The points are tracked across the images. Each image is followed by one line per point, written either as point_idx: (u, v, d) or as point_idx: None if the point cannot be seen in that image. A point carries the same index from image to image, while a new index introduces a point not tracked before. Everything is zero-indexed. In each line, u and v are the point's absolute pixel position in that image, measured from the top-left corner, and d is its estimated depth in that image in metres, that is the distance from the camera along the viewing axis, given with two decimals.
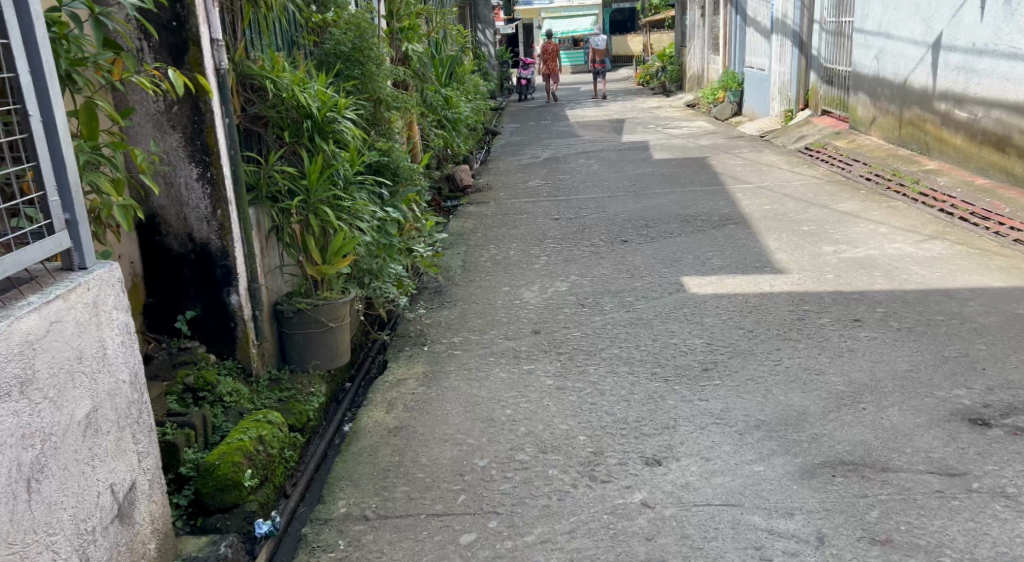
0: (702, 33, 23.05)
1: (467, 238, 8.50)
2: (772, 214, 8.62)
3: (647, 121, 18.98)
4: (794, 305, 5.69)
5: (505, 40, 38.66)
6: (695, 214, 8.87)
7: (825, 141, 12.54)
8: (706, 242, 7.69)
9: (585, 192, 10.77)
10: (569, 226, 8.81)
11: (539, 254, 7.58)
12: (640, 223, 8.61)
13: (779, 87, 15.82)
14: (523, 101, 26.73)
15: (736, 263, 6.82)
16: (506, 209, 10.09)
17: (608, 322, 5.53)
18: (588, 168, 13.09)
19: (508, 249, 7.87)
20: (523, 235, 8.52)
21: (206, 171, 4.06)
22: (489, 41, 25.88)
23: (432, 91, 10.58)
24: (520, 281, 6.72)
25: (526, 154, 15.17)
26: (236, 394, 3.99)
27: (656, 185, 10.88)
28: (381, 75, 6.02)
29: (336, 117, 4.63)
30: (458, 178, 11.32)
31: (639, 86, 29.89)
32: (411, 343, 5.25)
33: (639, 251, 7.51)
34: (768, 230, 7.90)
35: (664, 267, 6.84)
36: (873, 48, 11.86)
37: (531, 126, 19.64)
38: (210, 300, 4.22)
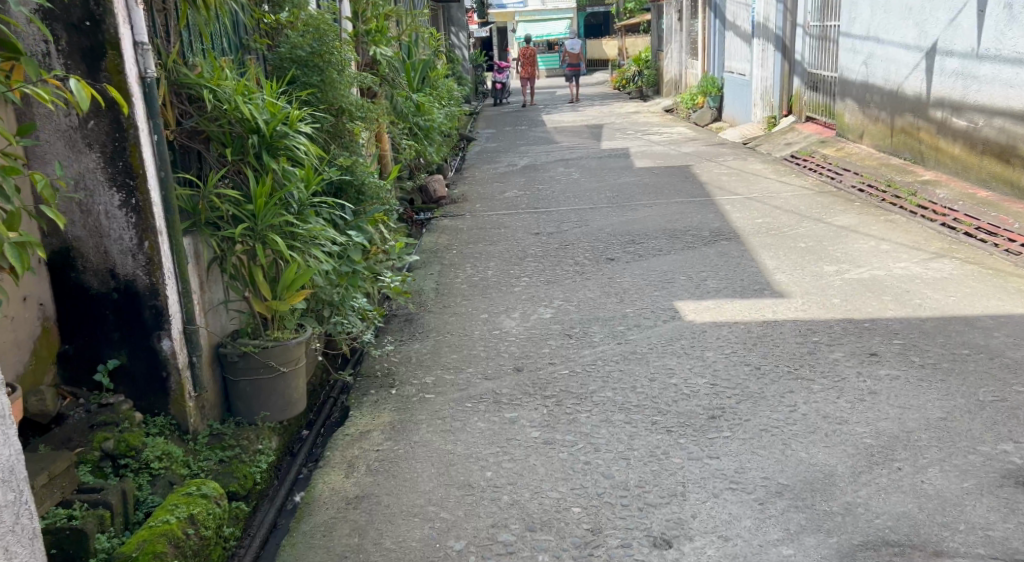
0: (680, 36, 22.55)
1: (442, 256, 7.92)
2: (765, 229, 8.10)
3: (626, 127, 18.48)
4: (801, 334, 5.15)
5: (479, 44, 38.12)
6: (683, 228, 8.34)
7: (812, 149, 12.04)
8: (698, 260, 7.16)
9: (566, 203, 10.22)
10: (550, 242, 8.26)
11: (519, 275, 7.00)
12: (625, 239, 8.06)
13: (762, 93, 15.32)
14: (498, 105, 26.20)
15: (732, 284, 6.29)
16: (483, 223, 9.53)
17: (599, 357, 4.95)
18: (568, 176, 12.57)
19: (485, 269, 7.29)
20: (501, 252, 7.95)
21: (130, 197, 3.48)
22: (464, 45, 25.33)
23: (403, 97, 10.01)
24: (498, 307, 6.11)
25: (502, 162, 14.64)
26: (166, 457, 3.44)
27: (640, 196, 10.35)
28: (344, 82, 5.46)
29: (287, 131, 4.05)
30: (432, 190, 10.71)
31: (616, 90, 29.36)
32: (377, 386, 4.66)
33: (627, 270, 6.96)
34: (763, 246, 7.38)
35: (655, 289, 6.29)
36: (861, 53, 11.36)
37: (507, 132, 19.12)
38: (136, 346, 3.64)
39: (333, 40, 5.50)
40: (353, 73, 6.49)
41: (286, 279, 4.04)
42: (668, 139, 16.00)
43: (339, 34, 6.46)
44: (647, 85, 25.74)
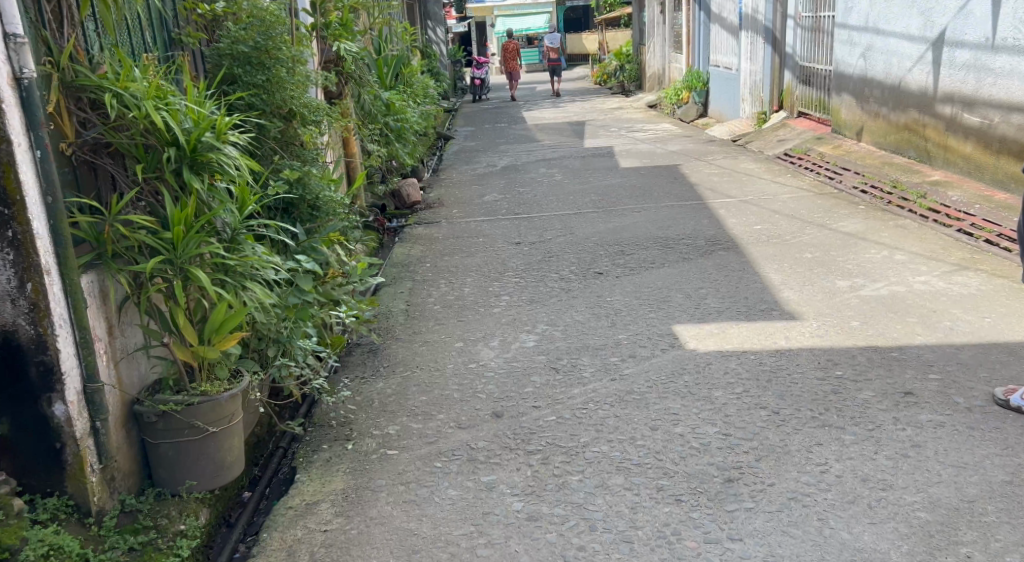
0: (663, 29, 21.85)
1: (413, 271, 7.24)
2: (765, 236, 7.46)
3: (609, 124, 17.78)
4: (820, 366, 4.50)
5: (457, 38, 37.38)
6: (676, 237, 7.68)
7: (808, 147, 11.39)
8: (694, 273, 6.50)
9: (548, 208, 9.55)
10: (532, 253, 7.59)
11: (499, 294, 6.32)
12: (614, 250, 7.40)
13: (751, 87, 14.66)
14: (476, 102, 25.48)
15: (736, 303, 5.65)
16: (458, 230, 8.85)
17: (591, 399, 4.26)
18: (550, 177, 11.89)
19: (460, 286, 6.61)
20: (478, 266, 7.27)
21: (8, 230, 2.82)
22: (441, 40, 24.59)
23: (371, 96, 9.30)
24: (474, 334, 5.41)
25: (481, 162, 13.96)
26: (54, 554, 2.84)
27: (626, 200, 9.70)
28: (293, 81, 4.79)
29: (215, 143, 3.37)
30: (405, 194, 10.05)
31: (597, 85, 28.69)
32: (330, 440, 3.98)
33: (618, 287, 6.30)
34: (764, 257, 6.73)
35: (650, 310, 5.63)
36: (858, 45, 10.72)
37: (486, 130, 18.46)
38: (21, 411, 2.99)
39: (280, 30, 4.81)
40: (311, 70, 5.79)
41: (215, 321, 3.39)
42: (654, 136, 15.34)
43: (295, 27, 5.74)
44: (629, 79, 25.06)
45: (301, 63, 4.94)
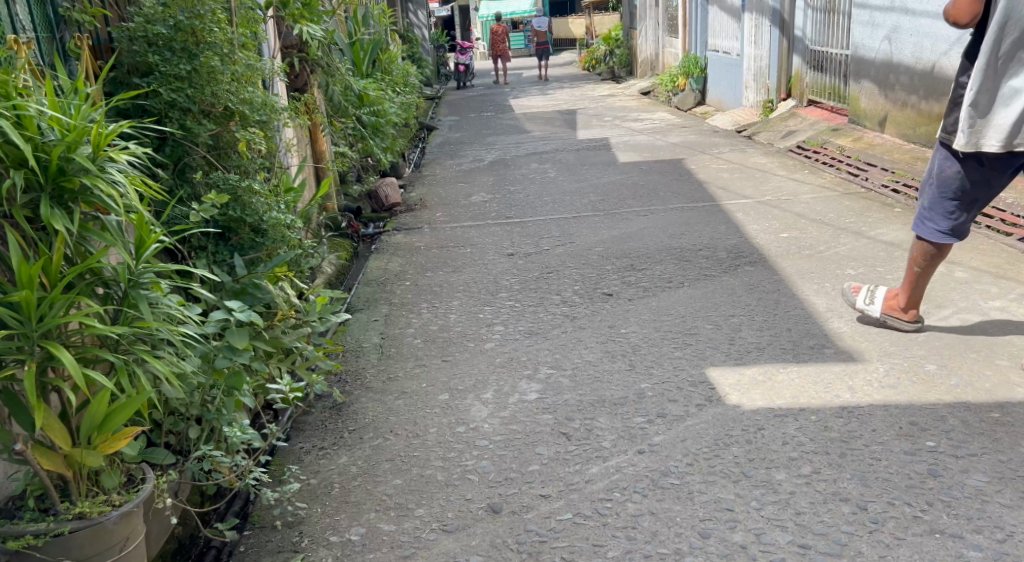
0: (655, 12, 20.88)
1: (392, 295, 6.30)
2: (793, 246, 6.51)
3: (602, 112, 16.79)
4: (902, 432, 3.48)
5: (441, 22, 36.36)
6: (693, 249, 6.73)
7: (823, 139, 10.39)
8: (720, 295, 5.54)
9: (543, 213, 8.65)
10: (527, 270, 6.69)
11: (491, 326, 5.37)
12: (622, 266, 6.47)
13: (755, 74, 13.67)
14: (462, 88, 24.48)
15: (777, 337, 4.67)
16: (443, 239, 8.02)
17: (615, 486, 3.28)
18: (542, 174, 10.95)
19: (447, 315, 5.67)
20: (467, 288, 6.34)
21: None
22: (424, 24, 23.76)
23: (343, 87, 8.55)
24: (464, 384, 4.44)
25: (467, 156, 12.96)
26: None
27: (629, 203, 8.78)
28: (228, 73, 3.98)
29: (92, 162, 2.46)
30: (383, 196, 9.32)
31: (586, 71, 27.75)
32: (271, 551, 3.04)
33: (632, 314, 5.34)
34: (798, 274, 5.77)
35: (673, 348, 4.67)
36: (881, 26, 9.75)
37: (471, 119, 17.48)
38: None
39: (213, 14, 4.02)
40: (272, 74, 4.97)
41: (96, 413, 2.46)
42: (652, 127, 14.34)
43: (246, 21, 4.95)
44: (620, 64, 24.14)
45: (241, 54, 4.15)
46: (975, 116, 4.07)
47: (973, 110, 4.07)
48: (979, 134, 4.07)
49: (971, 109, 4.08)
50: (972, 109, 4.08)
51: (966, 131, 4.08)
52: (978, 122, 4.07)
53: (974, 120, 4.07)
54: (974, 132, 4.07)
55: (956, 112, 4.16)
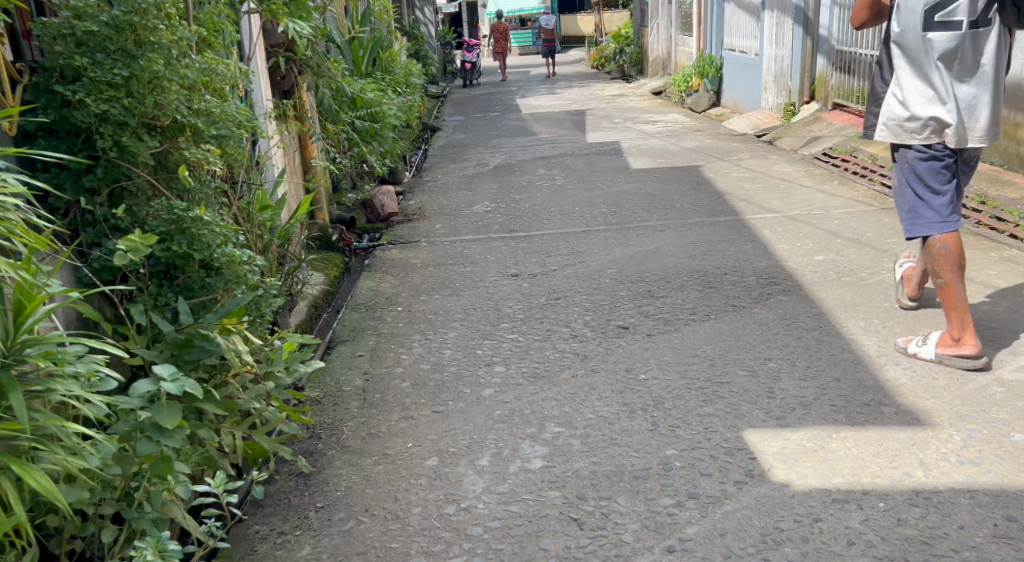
0: (668, 9, 20.19)
1: (380, 325, 5.64)
2: (829, 272, 5.84)
3: (612, 113, 16.09)
4: (998, 532, 2.88)
5: (447, 19, 35.67)
6: (718, 273, 6.06)
7: (852, 146, 9.69)
8: (753, 330, 4.86)
9: (549, 228, 8.01)
10: (532, 294, 6.03)
11: (491, 367, 4.70)
12: (638, 292, 5.81)
13: (775, 75, 12.98)
14: (467, 86, 23.77)
15: (825, 390, 4.00)
16: (442, 256, 7.41)
17: None
18: (550, 181, 10.29)
19: (442, 350, 5.02)
20: (465, 316, 5.68)
21: None
22: (428, 20, 23.12)
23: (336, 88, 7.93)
24: (456, 445, 3.76)
25: (470, 160, 12.28)
26: None
27: (645, 216, 8.12)
28: (177, 79, 3.32)
29: None
30: (379, 205, 8.69)
31: (595, 69, 27.10)
32: None
33: (651, 355, 4.65)
34: (840, 307, 5.10)
35: (703, 401, 3.99)
36: None
37: (476, 119, 16.78)
38: None
39: (161, 9, 3.36)
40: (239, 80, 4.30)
41: None
42: (664, 130, 13.65)
43: (203, 23, 4.28)
44: (630, 63, 23.45)
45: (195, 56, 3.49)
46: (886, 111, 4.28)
47: (888, 106, 4.28)
48: (892, 127, 4.26)
49: (886, 104, 4.30)
50: (889, 106, 4.30)
51: (881, 125, 4.32)
52: (891, 116, 4.27)
53: (889, 115, 4.28)
54: (887, 127, 4.28)
55: (878, 108, 4.38)
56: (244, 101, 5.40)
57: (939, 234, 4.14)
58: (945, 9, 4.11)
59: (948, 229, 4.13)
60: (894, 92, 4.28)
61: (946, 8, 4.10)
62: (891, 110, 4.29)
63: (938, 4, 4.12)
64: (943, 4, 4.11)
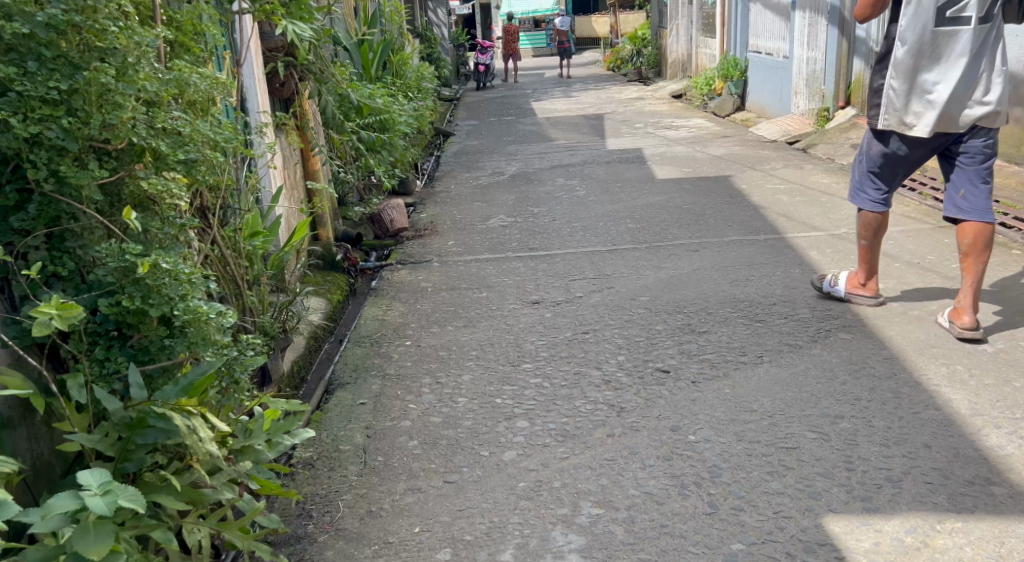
0: (689, 10, 19.50)
1: (385, 363, 4.97)
2: (891, 304, 5.19)
3: (633, 118, 15.43)
4: None
5: (460, 20, 35.06)
6: (765, 303, 5.41)
7: None
8: (815, 378, 4.21)
9: (572, 246, 7.38)
10: (556, 326, 5.39)
11: (512, 421, 4.05)
12: (676, 326, 5.16)
13: (807, 78, 12.30)
14: (481, 89, 23.12)
15: (914, 461, 3.36)
16: (455, 278, 6.78)
17: None
18: (571, 192, 9.64)
19: (456, 396, 4.39)
20: (482, 352, 5.02)
21: None
22: (442, 22, 22.55)
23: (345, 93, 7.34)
24: (474, 533, 3.15)
25: (486, 168, 11.65)
26: None
27: (675, 233, 7.48)
28: (133, 93, 2.70)
29: None
30: (388, 219, 8.05)
31: (611, 71, 26.43)
32: None
33: (699, 409, 4.00)
34: (911, 350, 4.46)
35: (767, 475, 3.36)
36: None
37: (491, 124, 16.15)
38: None
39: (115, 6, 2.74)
40: (221, 93, 3.67)
41: None
42: (689, 136, 12.99)
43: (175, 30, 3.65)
44: (648, 65, 22.78)
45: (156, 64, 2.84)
46: (889, 100, 4.55)
47: (888, 98, 4.57)
48: (894, 115, 4.56)
49: (887, 93, 4.57)
50: (887, 96, 4.58)
51: (880, 114, 4.62)
52: (891, 106, 4.56)
53: (891, 103, 4.56)
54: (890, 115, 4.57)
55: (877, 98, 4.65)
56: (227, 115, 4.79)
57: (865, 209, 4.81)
58: (956, 6, 4.44)
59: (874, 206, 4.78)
60: (895, 81, 4.57)
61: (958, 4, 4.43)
62: (890, 101, 4.58)
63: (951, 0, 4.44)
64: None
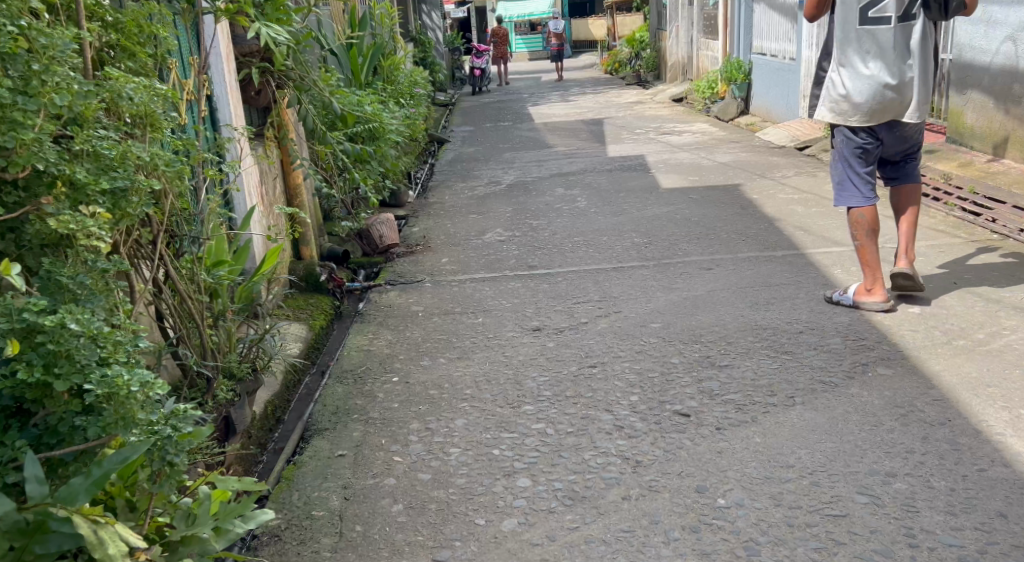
0: (690, 12, 18.97)
1: (369, 405, 4.41)
2: (931, 332, 4.67)
3: (634, 123, 14.92)
4: None
5: (455, 24, 34.56)
6: (790, 331, 4.89)
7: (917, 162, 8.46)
8: (858, 427, 3.69)
9: (573, 264, 6.85)
10: (560, 359, 4.85)
11: (512, 479, 3.52)
12: (694, 358, 4.62)
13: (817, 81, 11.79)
14: (476, 94, 22.55)
15: (989, 536, 2.89)
16: (449, 300, 6.25)
17: None
18: (571, 203, 9.11)
19: (447, 446, 3.86)
20: (477, 391, 4.49)
21: None
22: (436, 25, 22.05)
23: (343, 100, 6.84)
24: None
25: (482, 177, 11.11)
26: None
27: (684, 249, 6.96)
28: (41, 110, 2.29)
29: None
30: (376, 236, 7.53)
31: (609, 75, 25.86)
32: None
33: (728, 465, 3.48)
34: (964, 389, 3.94)
35: (815, 555, 2.87)
36: (1001, 25, 7.77)
37: (487, 130, 15.61)
38: None
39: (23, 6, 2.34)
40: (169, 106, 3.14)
41: None
42: (693, 142, 12.47)
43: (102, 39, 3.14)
44: (646, 68, 22.25)
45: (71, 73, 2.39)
46: (828, 92, 4.87)
47: (828, 89, 4.87)
48: (829, 107, 4.87)
49: (828, 86, 4.87)
50: (828, 88, 4.88)
51: (822, 105, 4.93)
52: (831, 98, 4.86)
53: (827, 96, 4.88)
54: (826, 108, 4.87)
55: (820, 89, 4.96)
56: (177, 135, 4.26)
57: (860, 209, 4.79)
58: (877, 6, 4.70)
59: (868, 204, 4.78)
60: (835, 74, 4.86)
61: (877, 5, 4.70)
62: (831, 93, 4.87)
63: (871, 2, 4.70)
64: (875, 1, 4.70)
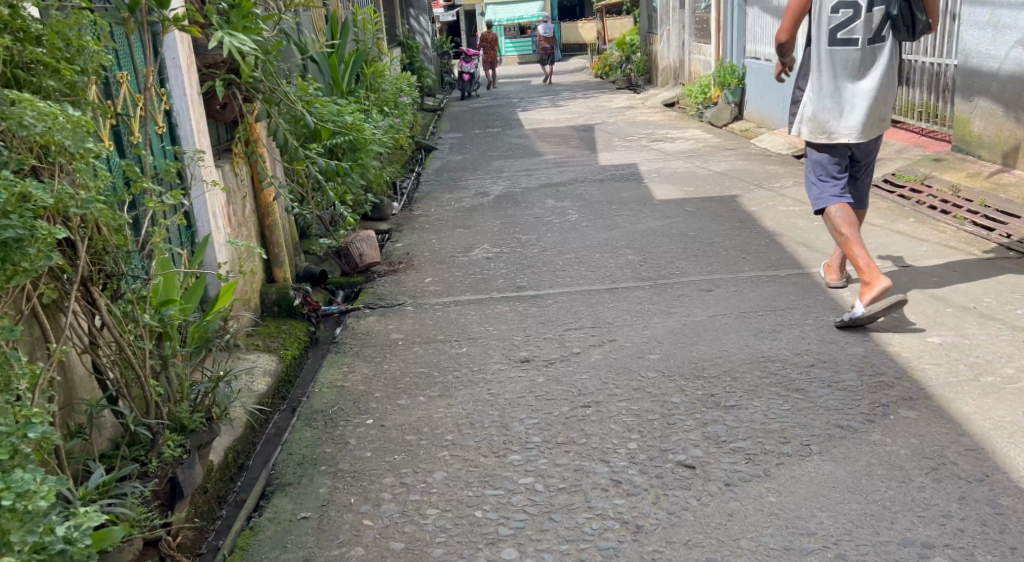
0: (682, 15, 18.57)
1: (338, 454, 4.00)
2: (953, 366, 4.29)
3: (626, 129, 14.53)
4: None
5: (443, 27, 34.12)
6: (800, 364, 4.50)
7: (922, 171, 8.08)
8: (886, 483, 3.29)
9: (564, 285, 6.43)
10: (550, 396, 4.44)
11: (496, 551, 3.13)
12: (697, 397, 4.21)
13: None
14: (465, 98, 22.12)
15: None
16: (431, 326, 5.83)
17: None
18: (562, 216, 8.70)
19: (425, 506, 3.46)
20: (458, 435, 4.08)
21: None
22: (424, 29, 21.62)
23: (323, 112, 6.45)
24: None
25: (469, 188, 10.69)
26: None
27: (682, 267, 6.56)
28: None
29: None
30: (357, 254, 7.11)
31: (599, 78, 25.44)
32: None
33: (740, 534, 3.10)
34: (999, 437, 3.56)
35: None
36: (1010, 30, 7.40)
37: (476, 137, 15.18)
38: None
39: None
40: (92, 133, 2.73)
41: None
42: (687, 149, 12.08)
43: (6, 54, 2.70)
44: (638, 72, 21.84)
45: None
46: (802, 112, 4.72)
47: (802, 109, 4.72)
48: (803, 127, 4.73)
49: (802, 106, 4.73)
50: (802, 107, 4.73)
51: (796, 124, 4.78)
52: (805, 118, 4.72)
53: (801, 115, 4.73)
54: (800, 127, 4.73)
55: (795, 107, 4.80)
56: (110, 163, 3.82)
57: (834, 205, 4.68)
58: (846, 28, 4.56)
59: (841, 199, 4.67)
60: (808, 94, 4.71)
61: (847, 27, 4.55)
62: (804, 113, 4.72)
63: (840, 23, 4.57)
64: (844, 23, 4.55)
